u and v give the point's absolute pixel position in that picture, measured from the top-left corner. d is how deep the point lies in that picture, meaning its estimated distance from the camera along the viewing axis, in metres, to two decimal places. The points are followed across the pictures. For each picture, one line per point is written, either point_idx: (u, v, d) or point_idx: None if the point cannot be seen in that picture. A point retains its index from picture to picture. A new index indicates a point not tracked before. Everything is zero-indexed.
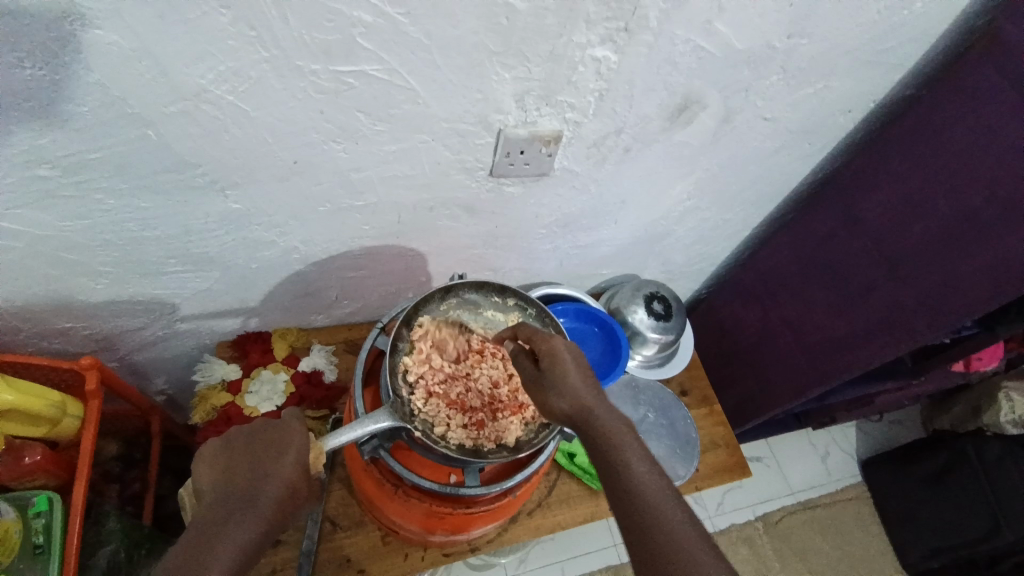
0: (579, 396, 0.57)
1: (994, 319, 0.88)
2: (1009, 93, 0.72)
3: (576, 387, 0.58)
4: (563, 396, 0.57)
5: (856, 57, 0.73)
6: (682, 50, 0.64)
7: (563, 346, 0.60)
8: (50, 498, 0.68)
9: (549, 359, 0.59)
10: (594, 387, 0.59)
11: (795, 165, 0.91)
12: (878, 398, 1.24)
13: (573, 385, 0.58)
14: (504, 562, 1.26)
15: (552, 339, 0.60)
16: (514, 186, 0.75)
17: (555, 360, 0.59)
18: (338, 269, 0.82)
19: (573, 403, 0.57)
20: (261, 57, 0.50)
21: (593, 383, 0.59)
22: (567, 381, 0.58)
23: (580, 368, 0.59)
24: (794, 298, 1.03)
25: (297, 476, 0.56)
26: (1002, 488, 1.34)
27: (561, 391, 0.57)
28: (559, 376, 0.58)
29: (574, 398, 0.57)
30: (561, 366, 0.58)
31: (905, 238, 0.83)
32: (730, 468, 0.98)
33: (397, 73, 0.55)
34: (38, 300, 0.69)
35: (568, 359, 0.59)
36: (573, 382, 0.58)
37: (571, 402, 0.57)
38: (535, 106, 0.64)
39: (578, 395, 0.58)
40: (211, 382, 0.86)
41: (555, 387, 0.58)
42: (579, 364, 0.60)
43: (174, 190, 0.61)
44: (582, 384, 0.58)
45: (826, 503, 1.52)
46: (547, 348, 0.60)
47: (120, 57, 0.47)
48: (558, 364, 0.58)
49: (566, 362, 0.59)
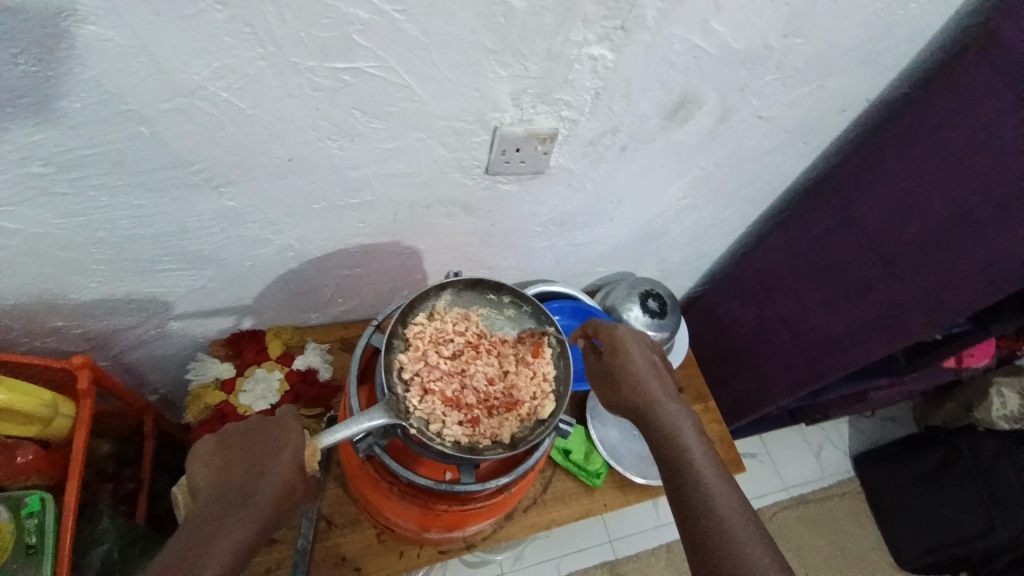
0: (639, 379, 0.68)
1: (987, 316, 0.89)
2: (1005, 91, 0.72)
3: (642, 374, 0.69)
4: (628, 373, 0.69)
5: (851, 56, 0.74)
6: (679, 49, 0.64)
7: (630, 336, 0.71)
8: (42, 498, 0.67)
9: (614, 347, 0.71)
10: (655, 366, 0.70)
11: (790, 164, 0.92)
12: (871, 394, 1.25)
13: (638, 369, 0.69)
14: (500, 558, 1.27)
15: (619, 330, 0.72)
16: (510, 184, 0.75)
17: (623, 349, 0.70)
18: (334, 267, 0.82)
19: (634, 380, 0.68)
20: (256, 54, 0.50)
21: (660, 376, 0.69)
22: (632, 366, 0.69)
23: (648, 357, 0.70)
24: (789, 295, 1.03)
25: (293, 474, 0.56)
26: (997, 487, 1.35)
27: (626, 371, 0.69)
28: (624, 360, 0.70)
29: (636, 380, 0.68)
30: (627, 354, 0.70)
31: (901, 236, 0.83)
32: (723, 465, 0.98)
33: (393, 71, 0.55)
34: (30, 298, 0.68)
35: (635, 344, 0.71)
36: (637, 365, 0.69)
37: (634, 378, 0.68)
38: (531, 104, 0.64)
39: (643, 382, 0.68)
40: (205, 381, 0.86)
41: (623, 372, 0.69)
42: (647, 355, 0.71)
43: (169, 187, 0.60)
44: (648, 372, 0.69)
45: (819, 499, 1.53)
46: (611, 339, 0.71)
47: (115, 54, 0.47)
48: (626, 349, 0.70)
49: (632, 347, 0.71)
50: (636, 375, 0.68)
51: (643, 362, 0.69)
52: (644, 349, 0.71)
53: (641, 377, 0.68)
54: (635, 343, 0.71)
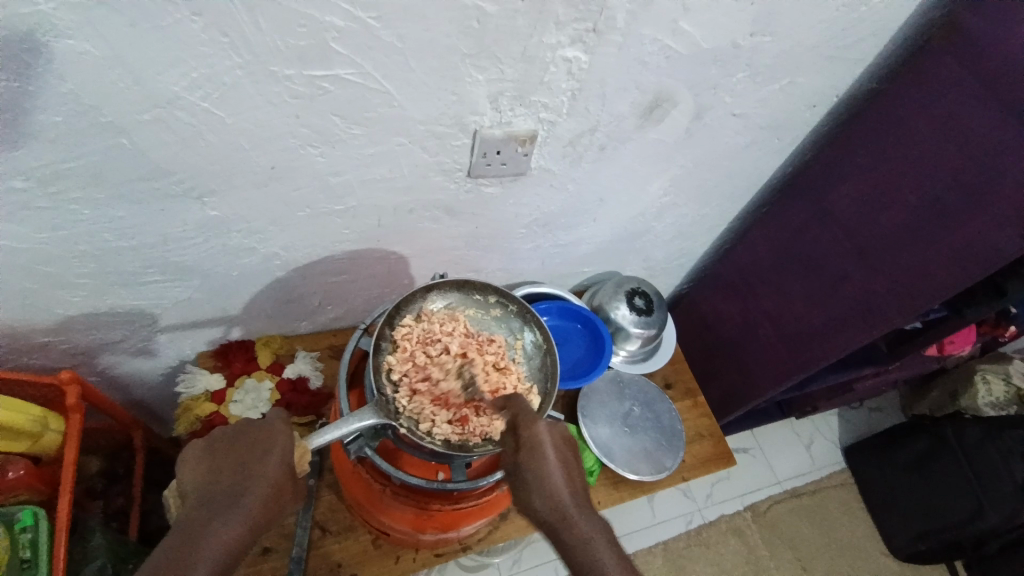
0: (548, 481, 0.60)
1: (962, 302, 0.90)
2: (968, 82, 0.75)
3: (553, 480, 0.60)
4: (534, 477, 0.60)
5: (818, 53, 0.76)
6: (650, 49, 0.65)
7: (546, 435, 0.61)
8: (35, 513, 0.67)
9: (529, 446, 0.60)
10: (566, 460, 0.61)
11: (767, 159, 0.94)
12: (857, 385, 1.27)
13: (548, 478, 0.60)
14: (497, 562, 1.27)
15: (536, 425, 0.61)
16: (493, 187, 0.76)
17: (533, 448, 0.60)
18: (320, 274, 0.82)
19: (540, 482, 0.60)
20: (235, 63, 0.51)
21: (567, 469, 0.61)
22: (544, 473, 0.60)
23: (559, 452, 0.61)
24: (771, 290, 1.05)
25: (282, 476, 0.57)
26: (982, 469, 1.36)
27: (534, 474, 0.60)
28: (536, 465, 0.60)
29: (540, 478, 0.60)
30: (541, 458, 0.60)
31: (874, 226, 0.85)
32: (714, 458, 0.99)
33: (371, 77, 0.56)
34: (15, 314, 0.68)
35: (547, 443, 0.61)
36: (545, 459, 0.60)
37: (540, 483, 0.60)
38: (509, 107, 0.65)
39: (555, 489, 0.60)
40: (194, 393, 0.86)
41: (536, 483, 0.60)
42: (557, 450, 0.61)
43: (152, 199, 0.61)
44: (561, 477, 0.60)
45: (812, 491, 1.54)
46: (529, 435, 0.61)
47: (93, 66, 0.47)
48: (537, 453, 0.60)
49: (546, 449, 0.61)
50: (540, 473, 0.60)
51: (555, 464, 0.60)
52: (554, 445, 0.62)
53: (549, 481, 0.60)
54: (547, 441, 0.61)
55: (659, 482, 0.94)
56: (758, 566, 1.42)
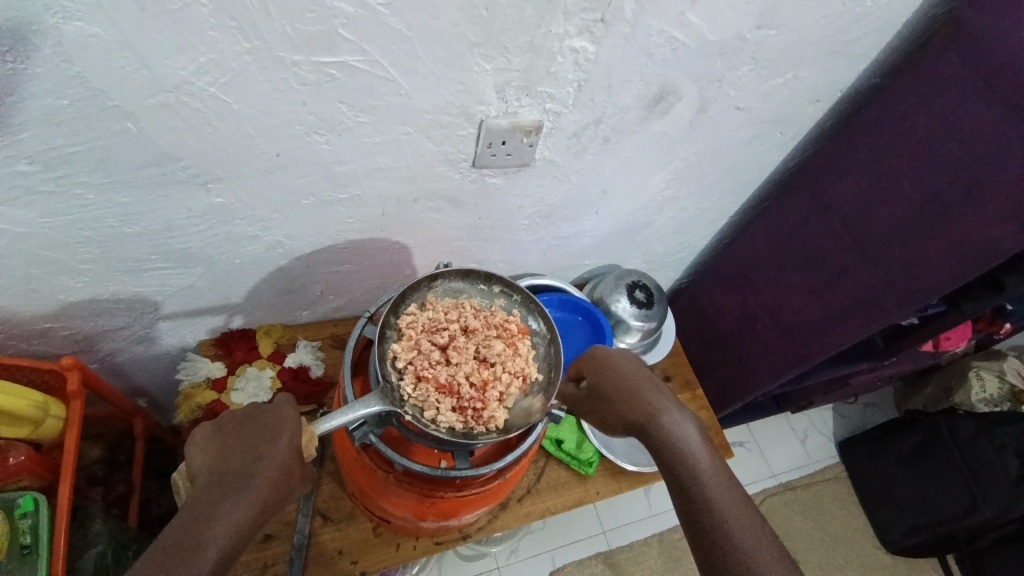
0: (625, 385, 0.66)
1: (959, 296, 0.91)
2: (970, 78, 0.75)
3: (633, 388, 0.66)
4: (627, 407, 0.66)
5: (822, 48, 0.76)
6: (658, 41, 0.65)
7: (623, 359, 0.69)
8: (36, 498, 0.67)
9: (606, 368, 0.68)
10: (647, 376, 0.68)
11: (769, 154, 0.94)
12: (854, 379, 1.28)
13: (642, 394, 0.66)
14: (495, 552, 1.27)
15: (609, 353, 0.69)
16: (496, 177, 0.76)
17: (614, 370, 0.67)
18: (322, 264, 0.82)
19: (634, 406, 0.65)
20: (243, 49, 0.51)
21: (650, 386, 0.67)
22: (623, 383, 0.66)
23: (649, 379, 0.67)
24: (770, 284, 1.06)
25: (290, 459, 0.57)
26: (977, 462, 1.37)
27: (620, 395, 0.66)
28: (620, 381, 0.67)
29: (622, 390, 0.66)
30: (615, 370, 0.67)
31: (873, 222, 0.86)
32: (712, 450, 1.00)
33: (378, 64, 0.56)
34: (17, 300, 0.68)
35: (631, 372, 0.67)
36: (625, 373, 0.67)
37: (636, 407, 0.65)
38: (516, 97, 0.65)
39: (635, 395, 0.66)
40: (195, 380, 0.86)
41: (615, 392, 0.66)
42: (649, 380, 0.67)
43: (156, 184, 0.61)
44: (636, 384, 0.66)
45: (807, 484, 1.56)
46: (601, 361, 0.69)
47: (101, 50, 0.47)
48: (618, 373, 0.67)
49: (632, 377, 0.67)
50: (622, 385, 0.66)
51: (646, 390, 0.66)
52: (637, 367, 0.68)
53: (645, 400, 0.65)
54: (629, 366, 0.68)
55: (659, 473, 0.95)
56: None
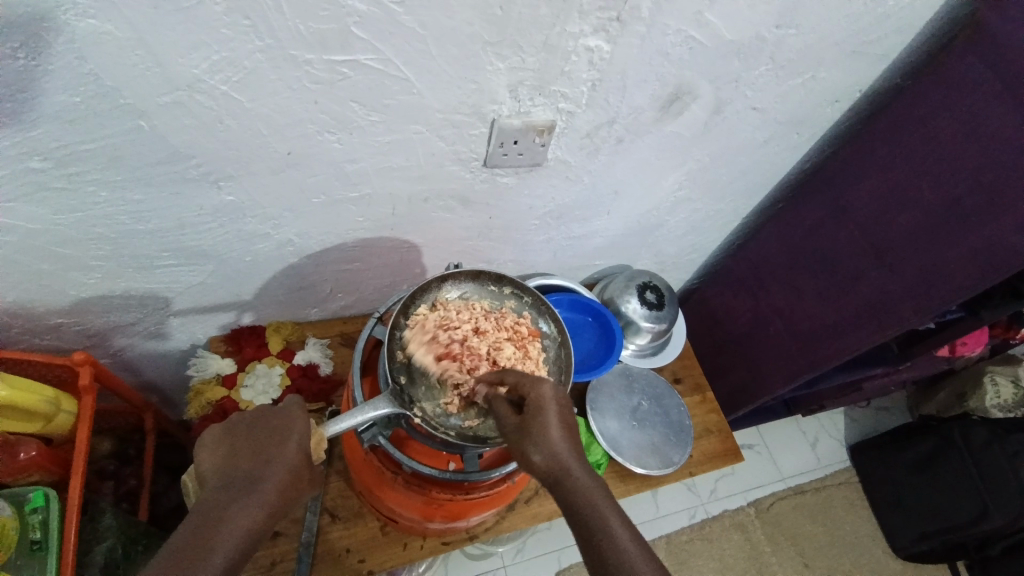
0: (547, 430, 0.56)
1: (978, 303, 0.90)
2: (992, 82, 0.73)
3: (551, 436, 0.55)
4: (545, 462, 0.55)
5: (841, 48, 0.75)
6: (674, 40, 0.64)
7: (551, 395, 0.57)
8: (46, 493, 0.67)
9: (536, 407, 0.57)
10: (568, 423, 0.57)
11: (784, 156, 0.93)
12: (867, 384, 1.27)
13: (559, 449, 0.55)
14: (501, 551, 1.27)
15: (541, 385, 0.58)
16: (508, 177, 0.76)
17: (540, 410, 0.56)
18: (332, 262, 0.82)
19: (552, 462, 0.55)
20: (256, 47, 0.50)
21: (571, 433, 0.57)
22: (547, 428, 0.56)
23: (567, 428, 0.57)
24: (783, 287, 1.04)
25: (299, 462, 0.57)
26: (988, 470, 1.36)
27: (541, 446, 0.55)
28: (542, 429, 0.56)
29: (542, 436, 0.55)
30: (543, 416, 0.56)
31: (890, 226, 0.85)
32: (723, 453, 0.99)
33: (392, 63, 0.56)
34: (30, 295, 0.68)
35: (554, 418, 0.56)
36: (549, 420, 0.56)
37: (552, 464, 0.55)
38: (529, 96, 0.64)
39: (554, 443, 0.55)
40: (205, 377, 0.86)
41: (534, 433, 0.55)
42: (568, 428, 0.57)
43: (168, 182, 0.61)
44: (558, 431, 0.56)
45: (816, 488, 1.55)
46: (534, 396, 0.57)
47: (114, 48, 0.47)
48: (543, 420, 0.56)
49: (554, 427, 0.56)
50: (545, 432, 0.55)
51: (562, 443, 0.56)
52: (558, 411, 0.57)
53: (562, 457, 0.55)
54: (554, 409, 0.57)
55: (668, 476, 0.95)
56: (760, 562, 1.42)
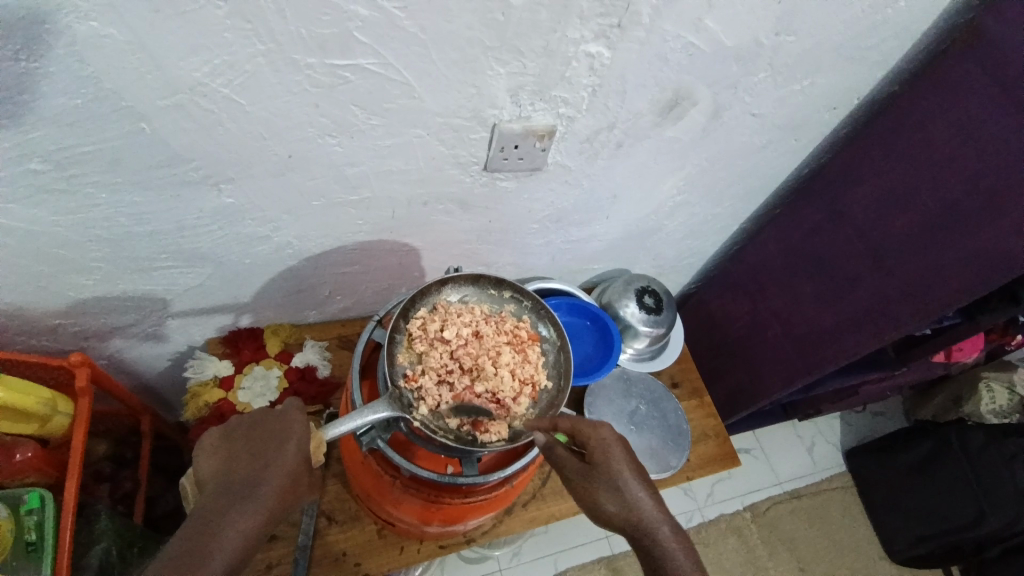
0: (618, 478, 0.59)
1: (976, 308, 0.90)
2: (992, 87, 0.74)
3: (623, 482, 0.58)
4: (616, 509, 0.58)
5: (839, 56, 0.75)
6: (673, 46, 0.65)
7: (614, 441, 0.60)
8: (42, 495, 0.67)
9: (599, 452, 0.60)
10: (639, 469, 0.60)
11: (782, 161, 0.93)
12: (863, 388, 1.27)
13: (635, 496, 0.58)
14: (498, 555, 1.27)
15: (601, 429, 0.61)
16: (508, 181, 0.76)
17: (606, 458, 0.59)
18: (331, 264, 0.82)
19: (626, 511, 0.57)
20: (257, 50, 0.50)
21: (643, 478, 0.59)
22: (614, 474, 0.59)
23: (636, 472, 0.59)
24: (781, 292, 1.05)
25: (298, 466, 0.57)
26: (986, 475, 1.37)
27: (614, 493, 0.58)
28: (614, 477, 0.59)
29: (612, 484, 0.58)
30: (609, 461, 0.59)
31: (889, 232, 0.85)
32: (720, 458, 0.99)
33: (392, 67, 0.56)
34: (27, 296, 0.68)
35: (622, 461, 0.59)
36: (618, 466, 0.59)
37: (625, 512, 0.57)
38: (529, 101, 0.65)
39: (626, 490, 0.58)
40: (203, 379, 0.85)
41: (605, 481, 0.59)
42: (637, 472, 0.59)
43: (167, 184, 0.61)
44: (628, 477, 0.59)
45: (813, 493, 1.55)
46: (595, 442, 0.60)
47: (115, 51, 0.47)
48: (610, 463, 0.59)
49: (623, 472, 0.59)
50: (613, 479, 0.58)
51: (637, 489, 0.58)
52: (622, 455, 0.60)
53: (636, 503, 0.57)
54: (619, 451, 0.60)
55: (665, 481, 0.95)
56: (757, 566, 1.43)
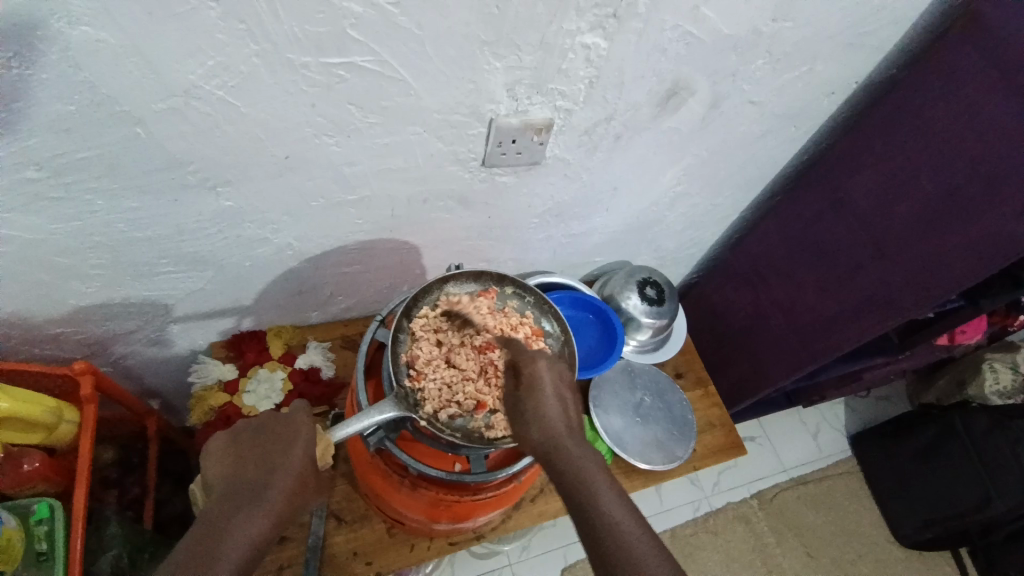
0: (540, 402, 0.56)
1: (978, 291, 0.90)
2: (988, 70, 0.73)
3: (544, 404, 0.56)
4: (533, 431, 0.55)
5: (838, 40, 0.75)
6: (671, 36, 0.64)
7: (546, 374, 0.58)
8: (51, 505, 0.67)
9: (528, 385, 0.58)
10: (566, 400, 0.58)
11: (781, 149, 0.93)
12: (866, 374, 1.27)
13: (550, 416, 0.56)
14: (507, 549, 1.27)
15: (536, 363, 0.60)
16: (506, 176, 0.75)
17: (533, 384, 0.58)
18: (333, 265, 0.82)
19: (543, 431, 0.55)
20: (251, 51, 0.50)
21: (567, 406, 0.57)
22: (539, 399, 0.57)
23: (561, 402, 0.57)
24: (783, 281, 1.04)
25: (305, 468, 0.57)
26: (990, 457, 1.36)
27: (533, 420, 0.56)
28: (535, 404, 0.57)
29: (533, 406, 0.56)
30: (538, 389, 0.57)
31: (889, 218, 0.85)
32: (726, 447, 0.99)
33: (389, 64, 0.55)
34: (29, 305, 0.68)
35: (548, 390, 0.57)
36: (545, 391, 0.57)
37: (541, 431, 0.55)
38: (526, 95, 0.64)
39: (547, 412, 0.56)
40: (207, 383, 0.86)
41: (530, 406, 0.56)
42: (563, 401, 0.57)
43: (166, 189, 0.60)
44: (551, 397, 0.57)
45: (819, 479, 1.55)
46: (529, 372, 0.59)
47: (111, 55, 0.47)
48: (536, 391, 0.57)
49: (546, 394, 0.57)
50: (535, 400, 0.57)
51: (556, 413, 0.56)
52: (552, 385, 0.58)
53: (551, 426, 0.55)
54: (548, 381, 0.58)
55: (671, 472, 0.95)
56: (765, 553, 1.43)
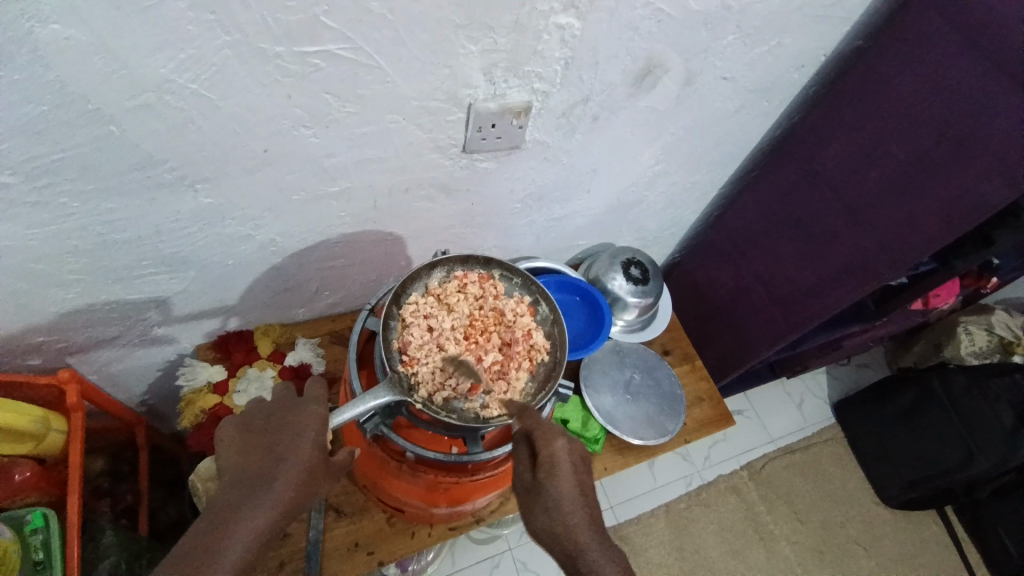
0: (559, 498, 0.58)
1: (950, 254, 0.93)
2: (950, 34, 0.75)
3: (563, 496, 0.58)
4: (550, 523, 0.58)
5: (806, 13, 0.76)
6: (642, 14, 0.65)
7: (565, 457, 0.60)
8: (45, 514, 0.66)
9: (547, 469, 0.59)
10: (581, 485, 0.60)
11: (755, 124, 0.94)
12: (846, 341, 1.30)
13: (568, 511, 0.58)
14: (506, 534, 1.28)
15: (553, 443, 0.60)
16: (487, 162, 0.75)
17: (551, 472, 0.59)
18: (317, 260, 0.81)
19: (559, 526, 0.57)
20: (222, 42, 0.49)
21: (587, 499, 0.60)
22: (558, 492, 0.58)
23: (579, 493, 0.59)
24: (762, 253, 1.07)
25: (312, 458, 0.57)
26: (972, 417, 1.38)
27: (551, 513, 0.58)
28: (556, 490, 0.59)
29: (553, 500, 0.58)
30: (557, 476, 0.59)
31: (861, 185, 0.87)
32: (716, 419, 1.01)
33: (363, 52, 0.55)
34: (7, 315, 0.67)
35: (566, 479, 0.59)
36: (563, 481, 0.59)
37: (556, 525, 0.58)
38: (503, 78, 0.65)
39: (564, 505, 0.58)
40: (195, 386, 0.85)
41: (548, 501, 0.58)
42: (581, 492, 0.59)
43: (143, 188, 0.60)
44: (568, 490, 0.59)
45: (806, 447, 1.59)
46: (547, 453, 0.60)
47: (79, 54, 0.46)
48: (553, 479, 0.59)
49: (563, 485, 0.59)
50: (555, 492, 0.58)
51: (573, 510, 0.58)
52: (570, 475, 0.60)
53: (569, 523, 0.57)
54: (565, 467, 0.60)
55: (663, 446, 0.96)
56: (757, 522, 1.47)
